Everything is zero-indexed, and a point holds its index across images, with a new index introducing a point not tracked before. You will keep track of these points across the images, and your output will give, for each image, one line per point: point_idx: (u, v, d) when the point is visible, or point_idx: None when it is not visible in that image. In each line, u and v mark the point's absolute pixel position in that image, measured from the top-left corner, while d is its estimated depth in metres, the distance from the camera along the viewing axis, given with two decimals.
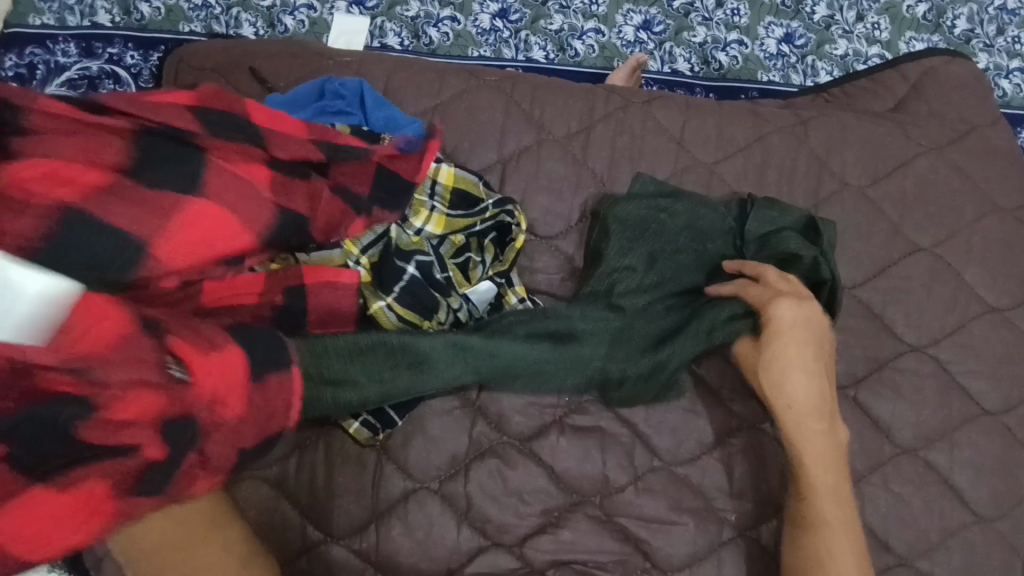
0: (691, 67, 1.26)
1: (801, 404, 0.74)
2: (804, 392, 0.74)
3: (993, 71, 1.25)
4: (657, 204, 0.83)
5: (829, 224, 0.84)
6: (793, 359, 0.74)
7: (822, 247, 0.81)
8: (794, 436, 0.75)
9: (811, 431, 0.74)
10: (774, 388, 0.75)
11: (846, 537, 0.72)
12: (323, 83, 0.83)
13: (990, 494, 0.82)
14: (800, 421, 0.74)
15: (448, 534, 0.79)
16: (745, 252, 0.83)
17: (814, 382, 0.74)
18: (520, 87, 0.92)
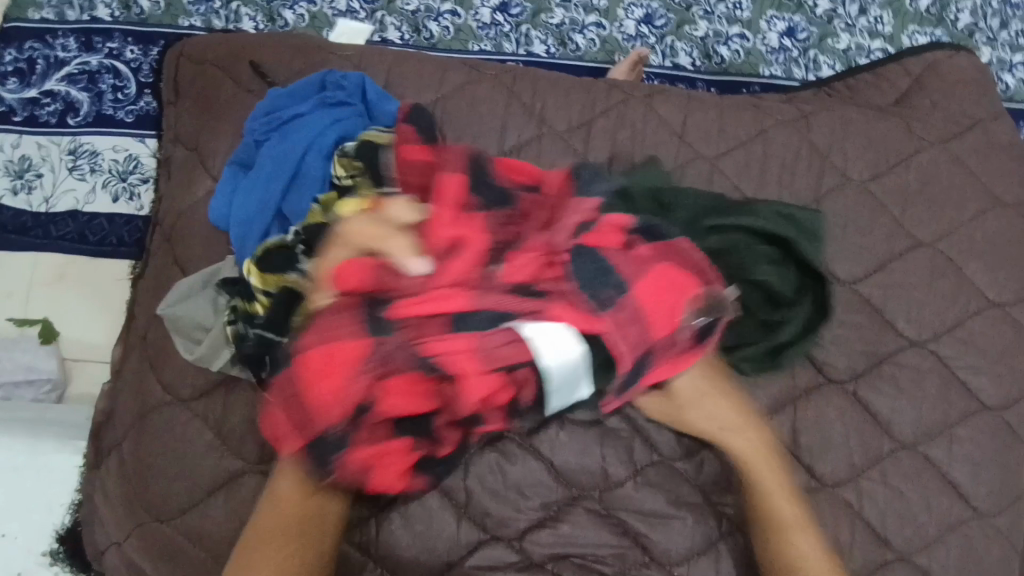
0: (693, 62, 1.26)
1: (723, 416, 0.76)
2: (711, 402, 0.76)
3: (996, 65, 1.24)
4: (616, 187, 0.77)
5: (816, 214, 0.81)
6: (687, 391, 0.75)
7: (794, 247, 0.79)
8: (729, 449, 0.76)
9: (742, 440, 0.75)
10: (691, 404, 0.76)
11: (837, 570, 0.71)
12: (324, 76, 0.83)
13: (989, 490, 0.82)
14: (727, 433, 0.75)
15: (448, 528, 0.79)
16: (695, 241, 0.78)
17: (717, 393, 0.76)
18: (521, 81, 0.92)
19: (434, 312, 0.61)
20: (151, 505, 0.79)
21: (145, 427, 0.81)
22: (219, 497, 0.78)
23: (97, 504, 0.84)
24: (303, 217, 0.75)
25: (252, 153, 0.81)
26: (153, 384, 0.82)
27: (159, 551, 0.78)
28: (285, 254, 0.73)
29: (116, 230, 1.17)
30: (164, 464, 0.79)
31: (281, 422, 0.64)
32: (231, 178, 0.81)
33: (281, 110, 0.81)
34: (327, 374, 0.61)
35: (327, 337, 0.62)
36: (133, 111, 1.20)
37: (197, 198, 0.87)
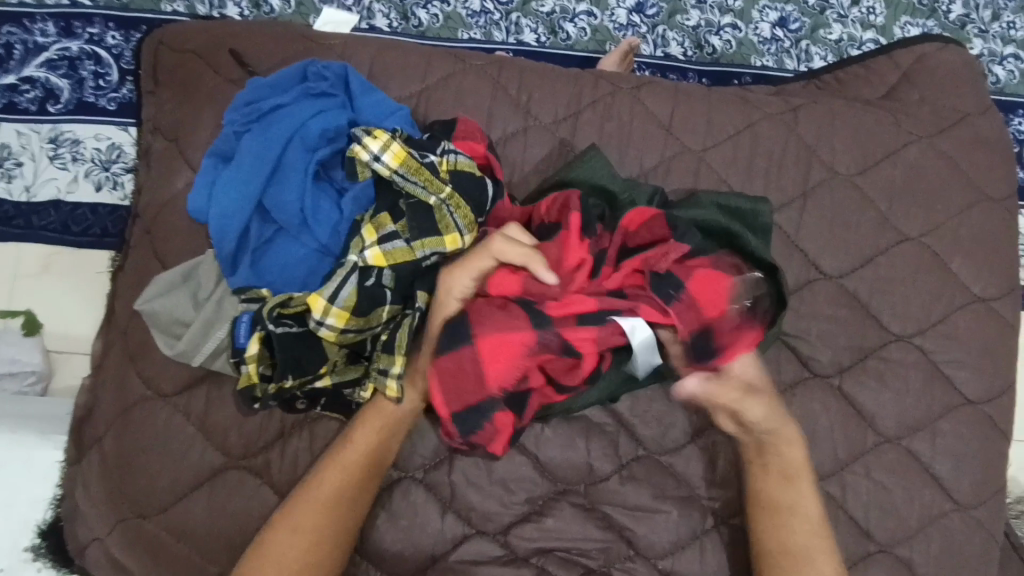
0: (684, 52, 1.24)
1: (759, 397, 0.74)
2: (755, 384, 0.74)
3: (987, 57, 1.24)
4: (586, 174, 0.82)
5: (763, 205, 0.82)
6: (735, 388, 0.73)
7: (743, 240, 0.79)
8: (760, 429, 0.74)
9: (776, 423, 0.74)
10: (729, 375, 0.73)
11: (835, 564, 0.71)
12: (306, 66, 0.81)
13: (971, 483, 0.83)
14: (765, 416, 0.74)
15: (432, 522, 0.79)
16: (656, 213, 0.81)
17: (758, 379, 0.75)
18: (507, 71, 0.90)
19: (585, 311, 0.70)
20: (132, 500, 0.79)
21: (126, 423, 0.80)
22: (202, 492, 0.77)
23: (77, 498, 0.82)
24: (285, 211, 0.75)
25: (232, 144, 0.78)
26: (134, 378, 0.81)
27: (141, 546, 0.78)
28: (371, 290, 0.71)
29: (100, 221, 1.15)
30: (146, 459, 0.79)
31: (439, 392, 0.70)
32: (211, 171, 0.79)
33: (262, 101, 0.79)
34: (496, 355, 0.68)
35: (491, 330, 0.68)
36: (115, 99, 1.18)
37: (177, 190, 0.86)
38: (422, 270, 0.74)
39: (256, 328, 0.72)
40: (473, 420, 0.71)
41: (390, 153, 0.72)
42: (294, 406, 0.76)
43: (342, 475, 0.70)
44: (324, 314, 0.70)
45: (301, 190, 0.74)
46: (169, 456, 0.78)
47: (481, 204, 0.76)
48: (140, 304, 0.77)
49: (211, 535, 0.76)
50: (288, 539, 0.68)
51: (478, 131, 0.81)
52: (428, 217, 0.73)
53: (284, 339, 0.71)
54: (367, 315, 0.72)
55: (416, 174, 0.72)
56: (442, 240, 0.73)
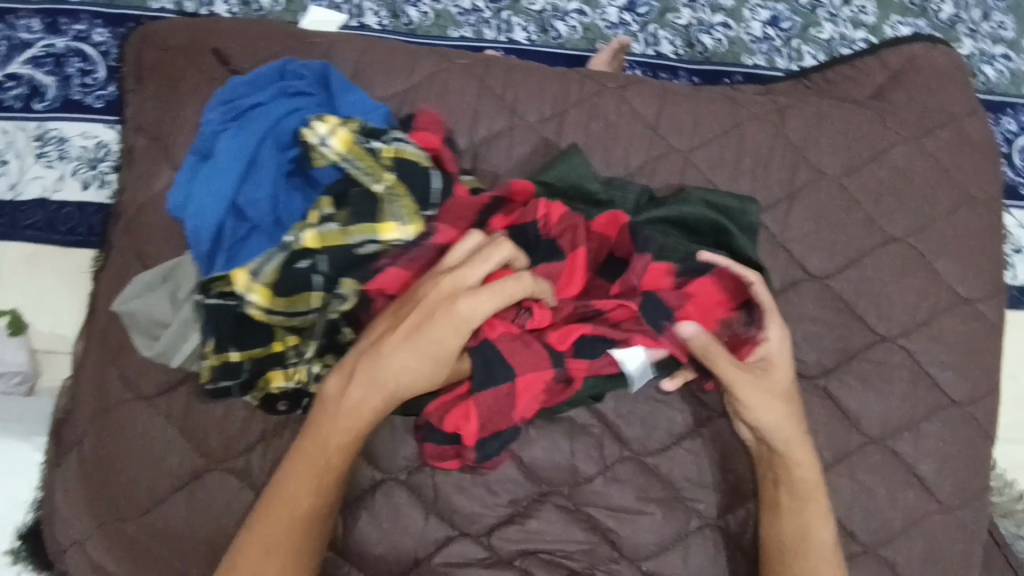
0: (675, 50, 1.24)
1: (766, 391, 0.74)
2: (771, 376, 0.75)
3: (978, 56, 1.23)
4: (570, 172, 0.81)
5: (751, 204, 0.82)
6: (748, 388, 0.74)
7: (729, 236, 0.80)
8: (752, 418, 0.75)
9: (775, 416, 0.74)
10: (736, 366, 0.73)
11: (835, 564, 0.73)
12: (283, 65, 0.80)
13: (954, 484, 0.83)
14: (767, 407, 0.74)
15: (416, 524, 0.78)
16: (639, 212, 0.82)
17: (777, 372, 0.75)
18: (493, 70, 0.90)
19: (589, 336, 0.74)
20: (113, 502, 0.78)
21: (107, 424, 0.79)
22: (182, 495, 0.77)
23: (57, 500, 0.81)
24: (260, 209, 0.73)
25: (210, 142, 0.77)
26: (115, 380, 0.80)
27: (120, 549, 0.77)
28: (298, 274, 0.70)
29: (86, 220, 1.13)
30: (127, 461, 0.78)
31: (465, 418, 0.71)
32: (190, 168, 0.77)
33: (239, 100, 0.78)
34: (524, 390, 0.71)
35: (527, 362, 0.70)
36: (103, 96, 1.16)
37: (159, 189, 0.85)
38: (353, 256, 0.71)
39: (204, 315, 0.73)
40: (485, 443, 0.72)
41: (337, 136, 0.72)
42: (275, 408, 0.75)
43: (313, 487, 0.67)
44: (246, 289, 0.70)
45: (275, 188, 0.73)
46: (150, 458, 0.78)
47: (425, 196, 0.73)
48: (118, 307, 0.76)
49: (191, 537, 0.76)
50: (261, 562, 0.64)
51: (438, 124, 0.81)
52: (368, 204, 0.71)
53: (217, 312, 0.71)
54: (290, 297, 0.70)
55: (360, 160, 0.72)
56: (375, 227, 0.71)
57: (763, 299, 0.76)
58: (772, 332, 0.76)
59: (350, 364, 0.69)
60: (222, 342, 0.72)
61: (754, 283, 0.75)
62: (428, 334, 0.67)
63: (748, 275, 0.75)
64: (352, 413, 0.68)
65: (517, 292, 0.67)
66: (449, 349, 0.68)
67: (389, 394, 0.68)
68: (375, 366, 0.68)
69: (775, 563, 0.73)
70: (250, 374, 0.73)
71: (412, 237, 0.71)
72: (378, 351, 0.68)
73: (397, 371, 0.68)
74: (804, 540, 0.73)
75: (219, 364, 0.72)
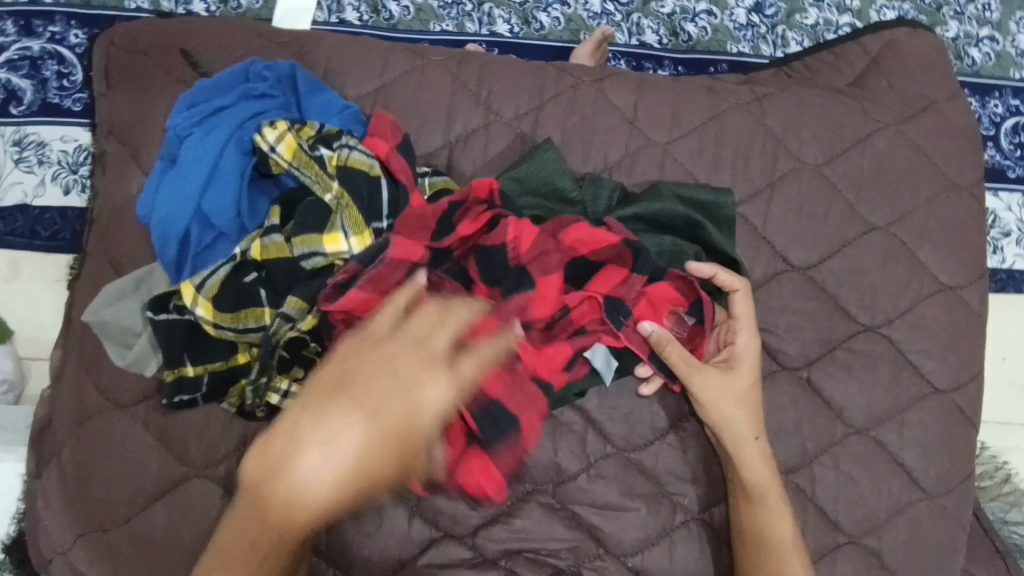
0: (659, 39, 1.22)
1: (722, 388, 0.75)
2: (733, 374, 0.76)
3: (963, 39, 1.22)
4: (544, 168, 0.80)
5: (727, 196, 0.81)
6: (703, 384, 0.76)
7: (704, 230, 0.79)
8: (704, 412, 0.77)
9: (728, 412, 0.76)
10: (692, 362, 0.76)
11: (799, 551, 0.75)
12: (247, 67, 0.79)
13: (938, 471, 0.83)
14: (723, 403, 0.76)
15: (399, 527, 0.78)
16: (613, 209, 0.81)
17: (739, 372, 0.76)
18: (467, 66, 0.88)
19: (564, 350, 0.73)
20: (93, 512, 0.77)
21: (85, 434, 0.78)
22: (163, 503, 0.76)
23: (38, 511, 0.81)
24: (223, 215, 0.73)
25: (176, 148, 0.77)
26: (92, 388, 0.79)
27: (102, 560, 0.76)
28: (244, 287, 0.71)
29: (68, 224, 1.12)
30: (107, 470, 0.77)
31: (474, 474, 0.68)
32: (158, 174, 0.77)
33: (203, 104, 0.77)
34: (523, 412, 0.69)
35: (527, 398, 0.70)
36: (80, 99, 1.14)
37: (132, 195, 0.83)
38: (298, 269, 0.71)
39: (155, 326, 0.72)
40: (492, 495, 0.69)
41: (284, 144, 0.72)
42: (254, 413, 0.74)
43: (258, 549, 0.52)
44: (193, 303, 0.70)
45: (237, 194, 0.73)
46: (130, 467, 0.77)
47: (376, 207, 0.72)
48: (86, 315, 0.76)
49: (173, 545, 0.75)
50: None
51: (394, 128, 0.77)
52: (316, 215, 0.72)
53: (167, 326, 0.72)
54: (235, 310, 0.71)
55: (307, 167, 0.72)
56: (322, 239, 0.70)
57: (742, 307, 0.77)
58: (740, 337, 0.77)
59: (326, 405, 0.51)
60: (174, 356, 0.72)
61: (738, 292, 0.77)
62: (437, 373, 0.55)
63: (736, 284, 0.77)
64: (313, 484, 0.48)
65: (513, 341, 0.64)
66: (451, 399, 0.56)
67: (373, 462, 0.50)
68: (367, 413, 0.50)
69: (742, 550, 0.75)
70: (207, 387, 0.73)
71: (358, 250, 0.71)
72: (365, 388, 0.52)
73: (395, 427, 0.51)
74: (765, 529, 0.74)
75: (174, 380, 0.73)
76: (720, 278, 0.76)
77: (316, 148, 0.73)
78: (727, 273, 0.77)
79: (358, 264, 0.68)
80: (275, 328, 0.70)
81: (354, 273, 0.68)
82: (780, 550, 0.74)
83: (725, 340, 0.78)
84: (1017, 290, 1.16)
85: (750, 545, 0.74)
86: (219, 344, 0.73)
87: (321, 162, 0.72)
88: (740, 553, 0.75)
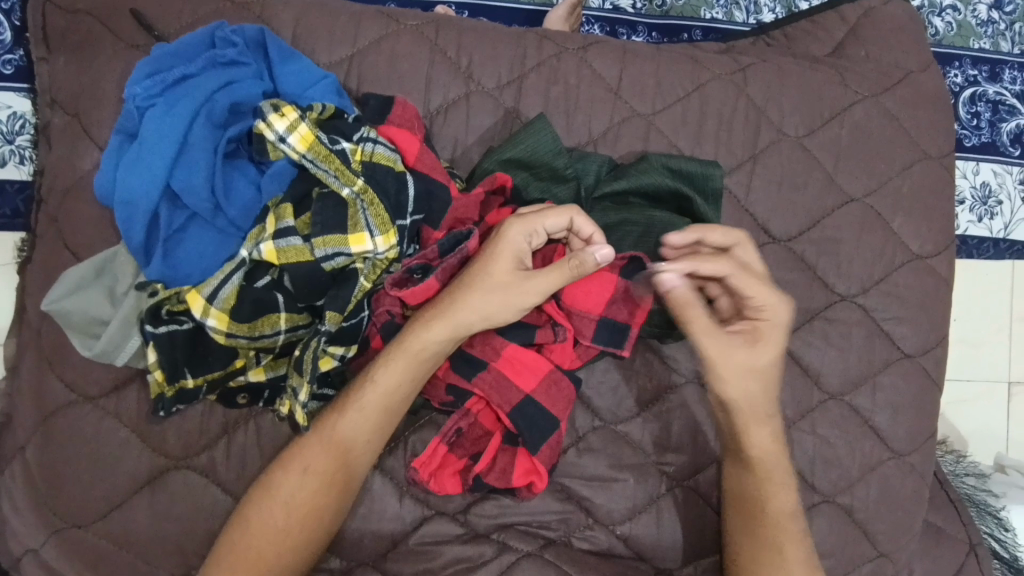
0: (633, 4, 1.19)
1: (743, 363, 0.73)
2: (757, 351, 0.73)
3: (927, 8, 1.21)
4: (532, 141, 0.78)
5: (715, 169, 0.81)
6: (737, 376, 0.74)
7: (693, 204, 0.79)
8: (725, 391, 0.75)
9: (751, 393, 0.74)
10: (717, 338, 0.73)
11: (790, 517, 0.76)
12: (213, 31, 0.73)
13: (907, 431, 0.87)
14: (746, 383, 0.74)
15: (390, 507, 0.77)
16: (600, 180, 0.80)
17: (764, 345, 0.73)
18: (445, 32, 0.84)
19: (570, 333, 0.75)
20: (64, 509, 0.73)
21: (50, 429, 0.74)
22: (142, 497, 0.73)
23: (2, 512, 0.76)
24: (194, 195, 0.68)
25: (137, 121, 0.71)
26: (55, 381, 0.74)
27: (81, 557, 0.73)
28: (259, 293, 0.69)
29: (8, 200, 1.02)
30: (78, 466, 0.73)
31: (507, 468, 0.75)
32: (117, 151, 0.71)
33: (165, 72, 0.71)
34: (517, 372, 0.73)
35: (534, 381, 0.73)
36: (11, 61, 1.01)
37: (85, 172, 0.77)
38: (319, 271, 0.69)
39: (150, 338, 0.68)
40: (528, 479, 0.74)
41: (296, 134, 0.67)
42: (234, 402, 0.74)
43: (362, 411, 0.69)
44: (204, 314, 0.68)
45: (209, 172, 0.68)
46: (104, 460, 0.73)
47: (402, 204, 0.70)
48: (46, 305, 0.71)
49: (156, 537, 0.73)
50: (300, 480, 0.68)
51: (415, 119, 0.75)
52: (337, 213, 0.68)
53: (168, 339, 0.68)
54: (251, 320, 0.69)
55: (326, 160, 0.68)
56: (347, 239, 0.68)
57: (744, 286, 0.72)
58: (766, 312, 0.73)
59: (429, 303, 0.71)
60: (176, 371, 0.69)
61: (728, 278, 0.72)
62: (505, 295, 0.68)
63: (721, 272, 0.72)
64: (421, 346, 0.69)
65: (581, 273, 0.66)
66: (513, 317, 0.69)
67: (447, 343, 0.69)
68: (453, 304, 0.69)
69: (731, 510, 0.77)
70: (208, 394, 0.73)
71: (383, 249, 0.69)
72: (456, 295, 0.69)
73: (468, 316, 0.68)
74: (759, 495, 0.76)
75: (173, 394, 0.70)
76: (703, 269, 0.72)
77: (333, 141, 0.68)
78: (706, 265, 0.72)
79: (437, 252, 0.72)
80: (297, 336, 0.72)
81: (430, 259, 0.72)
82: (776, 503, 0.76)
83: (748, 313, 0.74)
84: (969, 255, 1.21)
85: (739, 499, 0.77)
86: (209, 348, 0.71)
87: (343, 159, 0.68)
88: (730, 517, 0.77)
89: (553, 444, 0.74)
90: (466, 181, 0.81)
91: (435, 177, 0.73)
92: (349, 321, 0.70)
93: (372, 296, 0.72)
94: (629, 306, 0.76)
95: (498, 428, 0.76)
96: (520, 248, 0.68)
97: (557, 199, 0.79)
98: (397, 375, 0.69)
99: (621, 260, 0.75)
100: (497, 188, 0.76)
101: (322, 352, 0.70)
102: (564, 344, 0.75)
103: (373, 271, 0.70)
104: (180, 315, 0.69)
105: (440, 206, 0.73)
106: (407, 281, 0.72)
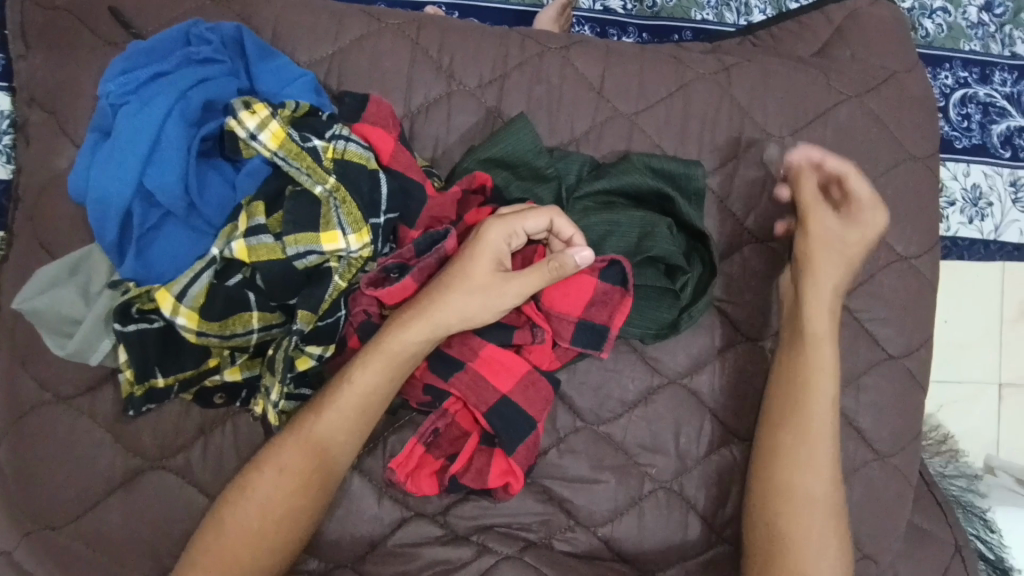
0: (623, 5, 1.19)
1: (836, 248, 0.79)
2: (844, 240, 0.79)
3: (917, 10, 1.21)
4: (513, 141, 0.78)
5: (696, 169, 0.80)
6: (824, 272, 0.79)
7: (675, 204, 0.79)
8: (806, 273, 0.79)
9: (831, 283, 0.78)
10: (816, 215, 0.80)
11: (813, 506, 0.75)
12: (188, 28, 0.73)
13: (891, 433, 0.87)
14: (827, 264, 0.79)
15: (368, 508, 0.77)
16: (582, 180, 0.80)
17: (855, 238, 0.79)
18: (427, 31, 0.84)
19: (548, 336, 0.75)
20: (38, 510, 0.73)
21: (25, 429, 0.73)
22: (117, 498, 0.72)
23: None
24: (167, 193, 0.68)
25: (111, 119, 0.71)
26: (30, 380, 0.74)
27: (55, 558, 0.72)
28: (232, 291, 0.69)
29: None
30: (52, 467, 0.72)
31: (484, 468, 0.74)
32: (92, 148, 0.71)
33: (139, 69, 0.71)
34: (493, 372, 0.73)
35: (512, 381, 0.73)
36: None
37: (62, 170, 0.77)
38: (291, 269, 0.68)
39: (121, 338, 0.67)
40: (504, 480, 0.73)
41: (267, 133, 0.67)
42: (211, 401, 0.73)
43: (339, 411, 0.69)
44: (174, 312, 0.67)
45: (182, 169, 0.68)
46: (79, 461, 0.72)
47: (376, 202, 0.70)
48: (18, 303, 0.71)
49: (131, 538, 0.72)
50: (274, 479, 0.67)
51: (391, 118, 0.75)
52: (310, 210, 0.68)
53: (138, 338, 0.68)
54: (222, 318, 0.69)
55: (298, 158, 0.67)
56: (319, 237, 0.68)
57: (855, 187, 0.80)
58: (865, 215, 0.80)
59: (407, 303, 0.70)
60: (147, 370, 0.69)
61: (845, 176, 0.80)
62: (484, 296, 0.67)
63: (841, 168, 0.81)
64: (399, 346, 0.68)
65: (561, 275, 0.66)
66: (491, 318, 0.69)
67: (425, 344, 0.69)
68: (432, 304, 0.68)
69: (768, 503, 0.76)
70: (182, 393, 0.72)
71: (356, 247, 0.68)
72: (435, 295, 0.68)
73: (447, 316, 0.68)
74: (774, 486, 0.76)
75: (144, 393, 0.70)
76: (828, 165, 0.82)
77: (303, 138, 0.68)
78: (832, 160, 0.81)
79: (413, 251, 0.71)
80: (269, 335, 0.71)
81: (406, 258, 0.71)
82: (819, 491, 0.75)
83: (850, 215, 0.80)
84: (959, 256, 1.21)
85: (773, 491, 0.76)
86: (181, 347, 0.70)
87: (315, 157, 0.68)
88: (752, 516, 0.76)
89: (530, 445, 0.73)
90: (445, 180, 0.81)
91: (410, 176, 0.73)
92: (324, 321, 0.70)
93: (348, 296, 0.71)
94: (608, 308, 0.75)
95: (476, 429, 0.75)
96: (499, 249, 0.68)
97: (538, 199, 0.78)
98: (374, 375, 0.69)
99: (601, 263, 0.75)
100: (477, 188, 0.75)
101: (298, 351, 0.70)
102: (543, 346, 0.75)
103: (348, 270, 0.70)
104: (151, 314, 0.69)
105: (417, 206, 0.72)
106: (384, 280, 0.71)
